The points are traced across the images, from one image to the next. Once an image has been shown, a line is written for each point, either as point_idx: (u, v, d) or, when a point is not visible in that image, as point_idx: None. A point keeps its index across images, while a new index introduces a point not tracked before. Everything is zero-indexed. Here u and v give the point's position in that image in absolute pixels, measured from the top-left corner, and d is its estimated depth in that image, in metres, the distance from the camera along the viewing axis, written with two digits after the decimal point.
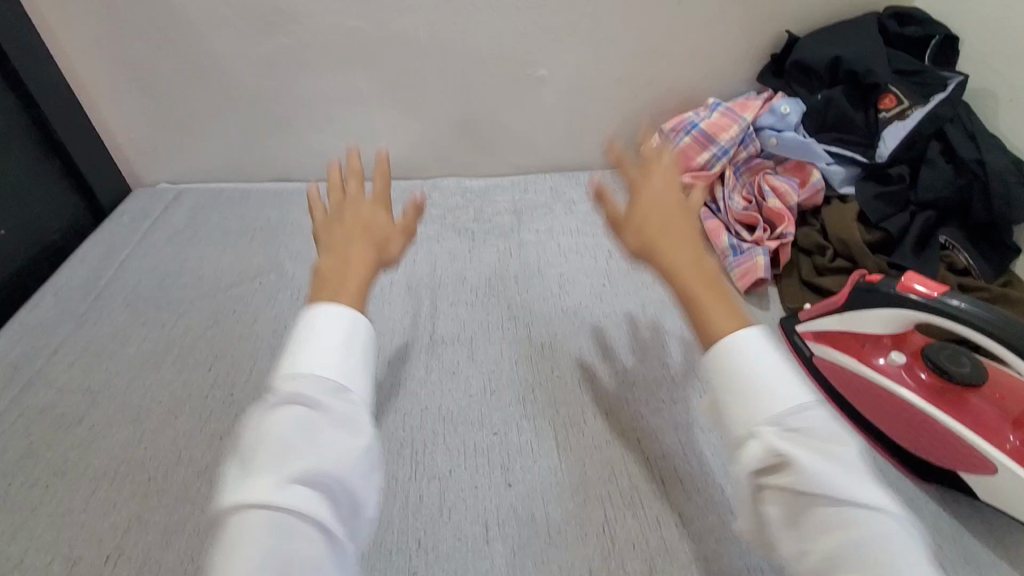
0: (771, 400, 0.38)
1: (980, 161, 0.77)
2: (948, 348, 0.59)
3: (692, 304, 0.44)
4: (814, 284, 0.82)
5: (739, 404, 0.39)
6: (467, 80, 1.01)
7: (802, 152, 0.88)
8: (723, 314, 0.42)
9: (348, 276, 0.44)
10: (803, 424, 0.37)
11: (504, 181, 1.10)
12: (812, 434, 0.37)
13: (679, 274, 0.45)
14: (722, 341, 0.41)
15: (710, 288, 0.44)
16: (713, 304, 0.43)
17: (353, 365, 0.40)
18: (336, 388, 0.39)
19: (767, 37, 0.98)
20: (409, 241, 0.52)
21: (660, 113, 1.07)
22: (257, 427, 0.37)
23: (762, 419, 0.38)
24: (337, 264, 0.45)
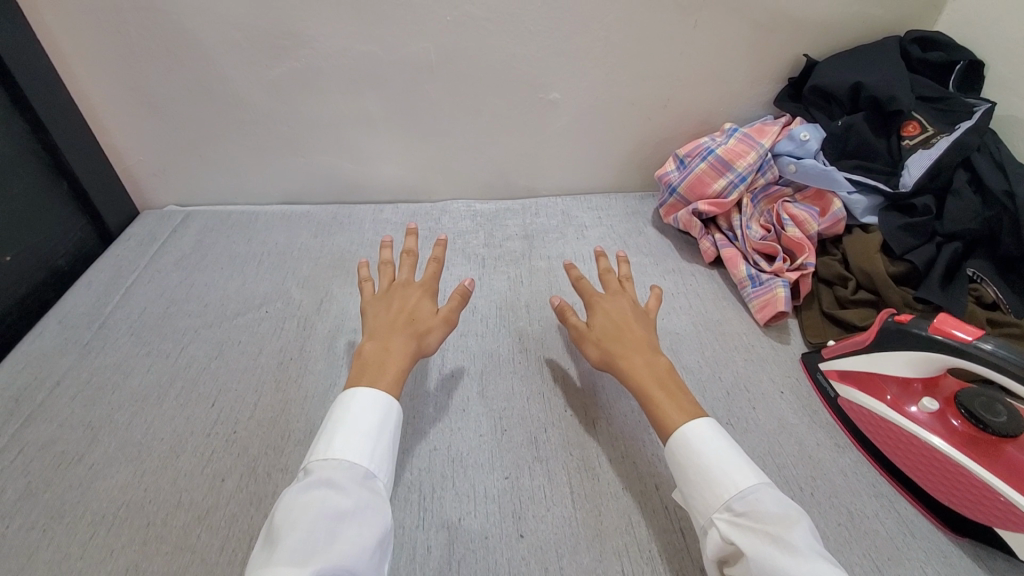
0: (722, 489, 0.50)
1: (1009, 192, 0.74)
2: (982, 395, 0.56)
3: (648, 401, 0.59)
4: (836, 317, 0.80)
5: (701, 495, 0.51)
6: (479, 104, 0.99)
7: (822, 180, 0.85)
8: (674, 409, 0.57)
9: (386, 365, 0.59)
10: (746, 508, 0.48)
11: (514, 205, 1.09)
12: (756, 514, 0.47)
13: (636, 381, 0.60)
14: (675, 433, 0.55)
15: (659, 387, 0.59)
16: (663, 401, 0.58)
17: (380, 448, 0.53)
18: (363, 470, 0.51)
19: (784, 61, 0.96)
20: (449, 327, 0.67)
21: (674, 136, 1.06)
22: (300, 497, 0.47)
23: (719, 507, 0.49)
24: (381, 351, 0.60)
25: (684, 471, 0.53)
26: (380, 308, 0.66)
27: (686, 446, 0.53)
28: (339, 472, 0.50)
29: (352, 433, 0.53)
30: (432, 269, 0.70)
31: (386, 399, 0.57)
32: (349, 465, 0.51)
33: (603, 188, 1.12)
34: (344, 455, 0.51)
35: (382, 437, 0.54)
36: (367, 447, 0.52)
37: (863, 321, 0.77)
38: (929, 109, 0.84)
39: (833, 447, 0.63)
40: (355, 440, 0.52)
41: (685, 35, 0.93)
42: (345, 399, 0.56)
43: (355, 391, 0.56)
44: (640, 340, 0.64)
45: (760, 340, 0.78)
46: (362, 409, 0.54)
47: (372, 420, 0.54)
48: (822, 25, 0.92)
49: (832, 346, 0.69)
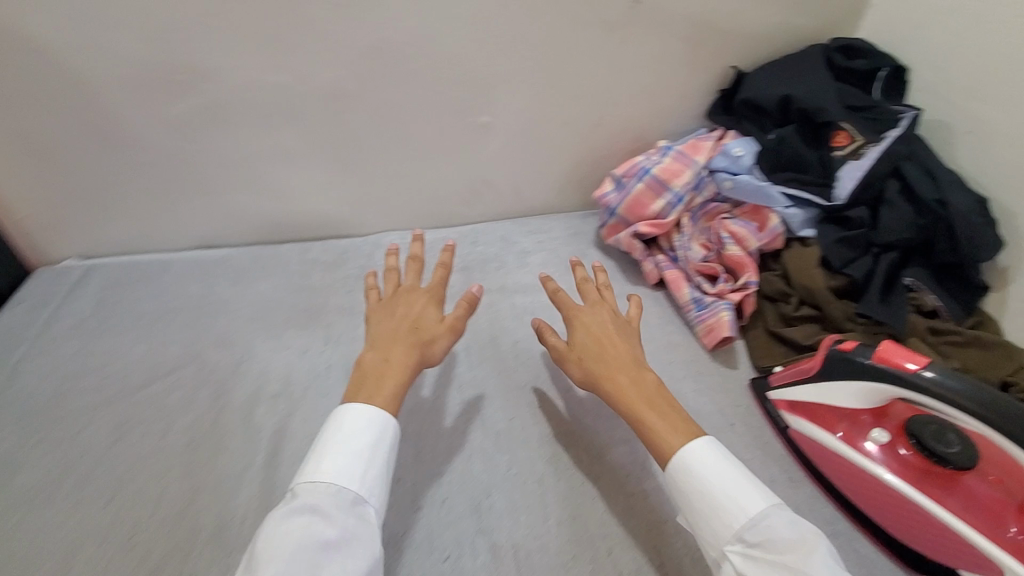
0: (732, 518, 0.50)
1: (941, 201, 0.74)
2: (933, 423, 0.54)
3: (641, 423, 0.58)
4: (781, 335, 0.78)
5: (709, 526, 0.51)
6: (406, 131, 0.93)
7: (758, 196, 0.84)
8: (672, 432, 0.56)
9: (384, 381, 0.58)
10: (758, 538, 0.48)
11: (452, 234, 1.03)
12: (771, 543, 0.48)
13: (625, 403, 0.59)
14: (673, 461, 0.54)
15: (651, 408, 0.58)
16: (658, 424, 0.57)
17: (369, 471, 0.52)
18: (352, 494, 0.51)
19: (714, 73, 0.95)
20: (455, 336, 0.65)
21: (611, 153, 1.03)
22: (282, 526, 0.47)
23: (730, 538, 0.50)
24: (381, 364, 0.59)
25: (688, 495, 0.53)
26: (385, 315, 0.65)
27: (688, 471, 0.53)
28: (326, 497, 0.50)
29: (341, 453, 0.52)
30: (440, 275, 0.69)
31: (384, 416, 0.56)
32: (337, 490, 0.50)
33: (545, 210, 1.08)
34: (332, 479, 0.51)
35: (374, 458, 0.53)
36: (356, 471, 0.52)
37: (809, 339, 0.76)
38: (858, 118, 0.82)
39: (788, 483, 0.61)
40: (342, 463, 0.52)
41: (614, 51, 0.90)
42: (337, 416, 0.55)
43: (349, 409, 0.55)
44: (624, 355, 0.63)
45: (708, 366, 0.76)
46: (355, 426, 0.54)
47: (363, 441, 0.54)
48: (749, 36, 0.91)
49: (779, 373, 0.66)
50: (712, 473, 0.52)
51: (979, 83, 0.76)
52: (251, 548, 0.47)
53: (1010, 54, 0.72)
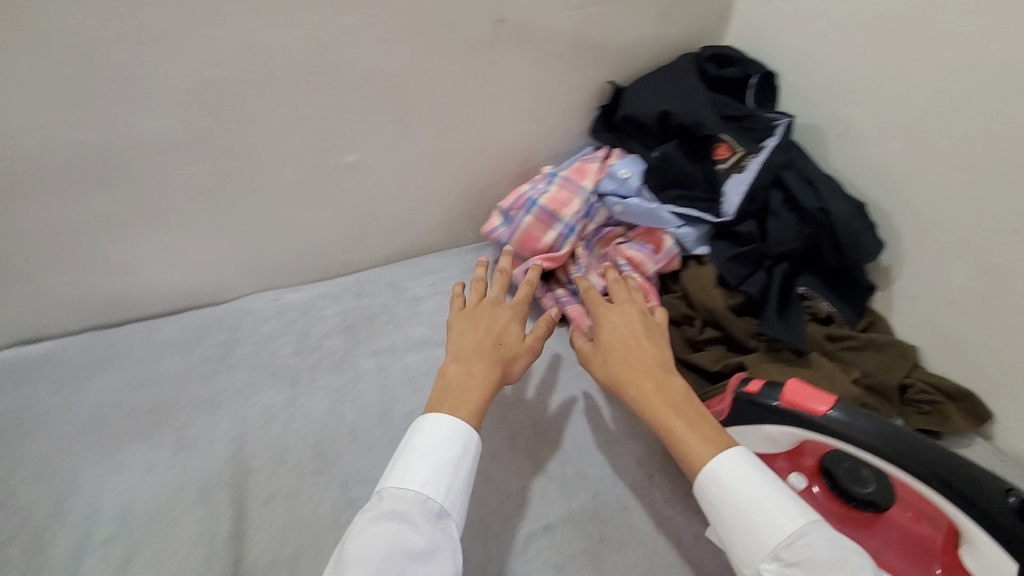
0: (768, 534, 0.48)
1: (823, 209, 0.73)
2: (845, 461, 0.51)
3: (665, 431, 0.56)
4: (689, 362, 0.75)
5: (742, 540, 0.49)
6: (258, 181, 0.81)
7: (649, 219, 0.80)
8: (698, 440, 0.54)
9: (466, 399, 0.59)
10: (797, 557, 0.46)
11: (331, 287, 0.90)
12: (811, 560, 0.46)
13: (649, 410, 0.57)
14: (701, 470, 0.52)
15: (678, 416, 0.56)
16: (684, 431, 0.55)
17: (453, 484, 0.53)
18: (435, 506, 0.52)
19: (592, 88, 0.91)
20: (534, 356, 0.66)
21: (498, 179, 0.95)
22: (370, 528, 0.49)
23: (766, 555, 0.48)
24: (464, 379, 0.60)
25: (721, 511, 0.51)
26: (468, 326, 0.67)
27: (723, 484, 0.51)
28: (411, 505, 0.51)
29: (423, 463, 0.53)
30: (524, 291, 0.71)
31: (465, 430, 0.56)
32: (422, 500, 0.52)
33: (434, 247, 0.99)
34: (419, 489, 0.52)
35: (455, 473, 0.54)
36: (438, 484, 0.52)
37: (715, 364, 0.73)
38: (737, 130, 0.81)
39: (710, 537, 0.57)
40: (427, 473, 0.53)
41: (485, 76, 0.83)
42: (421, 424, 0.57)
43: (433, 420, 0.55)
44: (652, 361, 0.61)
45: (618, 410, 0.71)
46: (436, 441, 0.55)
47: (452, 450, 0.55)
48: (621, 50, 0.87)
49: None
50: (749, 486, 0.50)
51: (842, 88, 0.77)
52: (339, 546, 0.49)
53: (867, 59, 0.73)
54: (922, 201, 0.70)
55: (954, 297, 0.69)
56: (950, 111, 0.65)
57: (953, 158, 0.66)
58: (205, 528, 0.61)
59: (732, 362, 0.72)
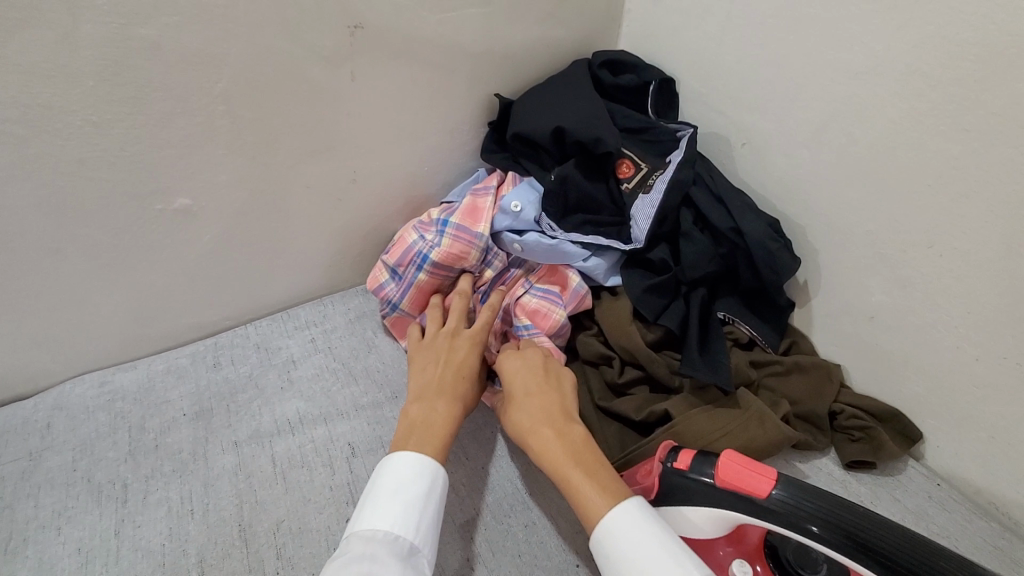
0: None
1: (736, 229, 0.68)
2: (792, 541, 0.45)
3: (565, 485, 0.50)
4: (612, 411, 0.66)
5: None
6: (56, 241, 0.62)
7: (555, 256, 0.71)
8: (599, 496, 0.48)
9: (431, 437, 0.54)
10: None
11: (179, 357, 0.73)
12: None
13: (549, 462, 0.52)
14: (597, 528, 0.46)
15: (580, 468, 0.50)
16: (584, 485, 0.49)
17: (424, 520, 0.49)
18: (406, 546, 0.47)
19: (478, 101, 0.80)
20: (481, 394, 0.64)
21: (381, 210, 0.82)
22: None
23: None
24: (418, 420, 0.56)
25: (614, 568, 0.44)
26: (423, 361, 0.63)
27: (614, 536, 0.45)
28: (380, 545, 0.46)
29: (393, 499, 0.49)
30: (484, 319, 0.66)
31: (431, 465, 0.52)
32: (393, 538, 0.47)
33: (312, 293, 0.84)
34: (388, 527, 0.47)
35: (426, 510, 0.50)
36: (410, 520, 0.48)
37: (639, 413, 0.65)
38: (638, 144, 0.75)
39: None
40: (398, 510, 0.49)
41: (346, 93, 0.69)
42: (389, 460, 0.53)
43: (404, 456, 0.52)
44: (554, 407, 0.56)
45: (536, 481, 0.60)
46: (405, 477, 0.51)
47: (422, 483, 0.51)
48: (507, 56, 0.77)
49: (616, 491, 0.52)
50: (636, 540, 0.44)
51: (746, 92, 0.70)
52: None
53: (767, 62, 0.67)
54: (835, 213, 0.65)
55: (872, 314, 0.65)
56: (857, 116, 0.60)
57: (864, 167, 0.61)
58: None
59: (656, 410, 0.64)
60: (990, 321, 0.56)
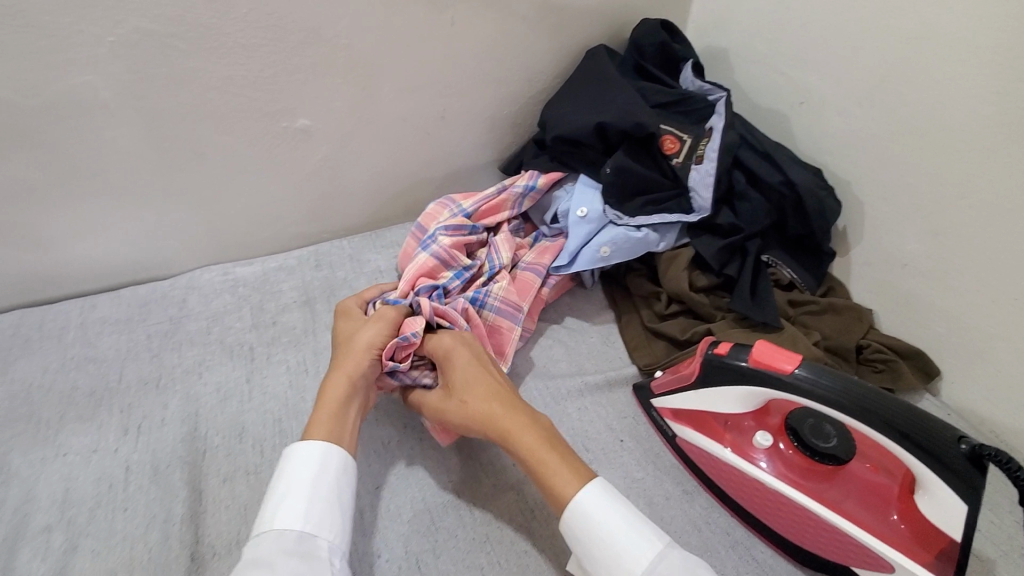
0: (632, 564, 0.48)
1: (787, 182, 0.75)
2: (809, 419, 0.55)
3: (545, 474, 0.54)
4: (658, 331, 0.75)
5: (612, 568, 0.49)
6: (199, 145, 0.74)
7: (637, 246, 0.78)
8: (572, 483, 0.53)
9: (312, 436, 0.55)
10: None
11: (287, 259, 0.86)
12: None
13: (523, 454, 0.55)
14: (580, 516, 0.51)
15: (552, 457, 0.54)
16: (560, 473, 0.53)
17: (315, 505, 0.51)
18: (299, 534, 0.49)
19: (557, 54, 0.88)
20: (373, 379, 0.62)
21: (463, 149, 0.92)
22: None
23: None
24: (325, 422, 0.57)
25: (589, 552, 0.51)
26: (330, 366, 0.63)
27: (587, 525, 0.51)
28: (271, 544, 0.48)
29: (286, 493, 0.51)
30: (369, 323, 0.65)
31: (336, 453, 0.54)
32: (280, 534, 0.49)
33: (396, 217, 0.95)
34: (275, 524, 0.49)
35: (316, 494, 0.51)
36: (300, 507, 0.50)
37: (684, 333, 0.74)
38: (675, 116, 0.81)
39: (683, 496, 0.59)
40: (287, 505, 0.50)
41: (444, 35, 0.79)
42: (286, 458, 0.54)
43: (293, 457, 0.53)
44: (506, 397, 0.59)
45: (592, 374, 0.70)
46: (294, 468, 0.52)
47: (308, 471, 0.52)
48: (586, 15, 0.86)
49: (660, 380, 0.62)
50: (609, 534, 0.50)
51: (805, 54, 0.77)
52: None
53: (828, 25, 0.73)
54: (880, 166, 0.72)
55: (906, 262, 0.72)
56: (907, 78, 0.66)
57: (911, 123, 0.67)
58: (158, 509, 0.57)
59: (700, 330, 0.73)
60: (1008, 265, 0.62)
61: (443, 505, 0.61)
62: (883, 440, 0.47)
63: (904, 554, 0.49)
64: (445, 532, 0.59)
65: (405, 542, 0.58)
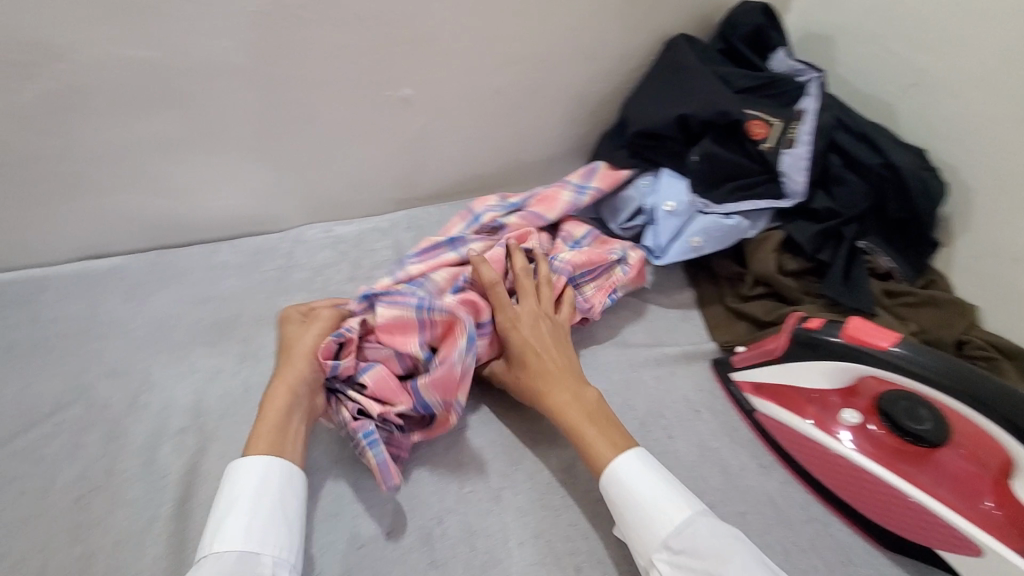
0: (659, 528, 0.51)
1: (887, 164, 0.72)
2: (902, 401, 0.54)
3: (584, 443, 0.58)
4: (741, 311, 0.75)
5: (638, 532, 0.52)
6: (313, 109, 0.80)
7: (731, 233, 0.77)
8: (610, 452, 0.56)
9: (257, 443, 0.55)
10: (683, 544, 0.50)
11: (382, 222, 0.92)
12: (694, 550, 0.49)
13: (568, 422, 0.59)
14: (611, 480, 0.54)
15: (596, 429, 0.58)
16: (600, 443, 0.57)
17: (259, 521, 0.50)
18: (244, 553, 0.48)
19: (651, 32, 0.88)
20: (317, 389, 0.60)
21: (550, 125, 0.94)
22: None
23: (656, 545, 0.51)
24: (273, 434, 0.55)
25: (618, 509, 0.53)
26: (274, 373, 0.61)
27: (621, 485, 0.54)
28: (216, 566, 0.48)
29: (230, 512, 0.50)
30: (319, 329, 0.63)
31: (281, 464, 0.54)
32: (220, 556, 0.48)
33: (481, 187, 0.98)
34: (214, 547, 0.48)
35: (257, 510, 0.51)
36: (242, 525, 0.49)
37: (768, 314, 0.73)
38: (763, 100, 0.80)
39: (759, 469, 0.59)
40: (233, 525, 0.50)
41: (542, 11, 0.81)
42: (229, 478, 0.53)
43: (237, 477, 0.52)
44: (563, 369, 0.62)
45: (671, 346, 0.71)
46: (237, 485, 0.52)
47: (249, 484, 0.52)
48: None
49: (743, 353, 0.64)
50: (641, 492, 0.53)
51: (919, 34, 0.73)
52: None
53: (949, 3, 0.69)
54: (999, 156, 0.68)
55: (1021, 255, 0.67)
56: None
57: None
58: None
59: (786, 311, 0.72)
60: None
61: (522, 452, 0.64)
62: (987, 426, 0.48)
63: (998, 540, 0.49)
64: (523, 476, 0.62)
65: (486, 480, 0.62)
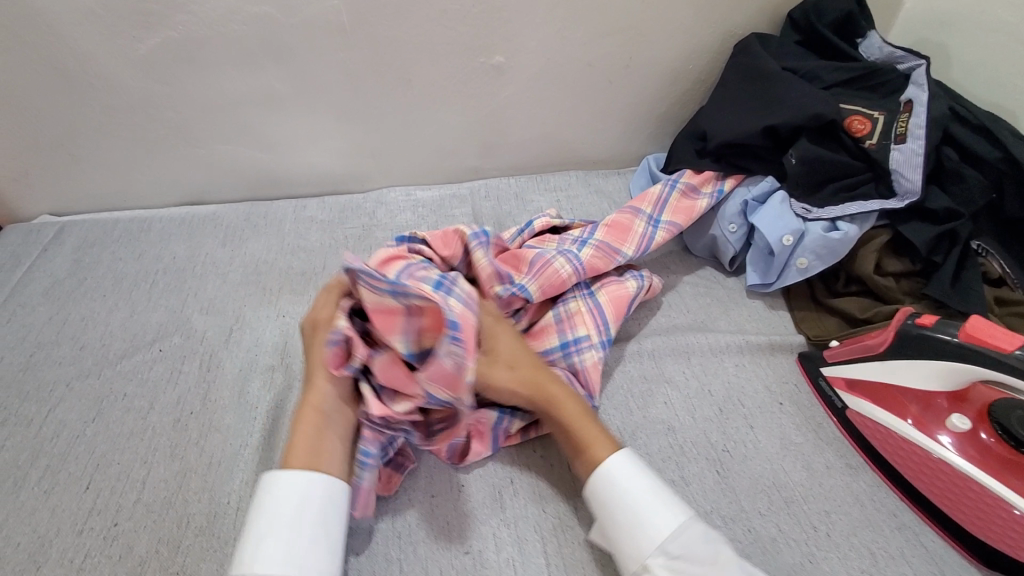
0: (654, 532, 0.47)
1: (1010, 158, 0.66)
2: (1016, 411, 0.49)
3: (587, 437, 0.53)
4: (832, 307, 0.71)
5: (631, 537, 0.47)
6: (406, 73, 0.81)
7: (841, 247, 0.70)
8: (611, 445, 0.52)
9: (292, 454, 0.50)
10: (682, 550, 0.46)
11: (461, 189, 0.93)
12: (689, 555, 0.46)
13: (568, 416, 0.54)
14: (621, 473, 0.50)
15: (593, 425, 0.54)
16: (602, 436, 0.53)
17: (299, 543, 0.46)
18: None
19: (755, 10, 0.84)
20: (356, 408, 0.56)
21: (637, 103, 0.92)
22: None
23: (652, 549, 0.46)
24: (311, 446, 0.51)
25: (610, 508, 0.49)
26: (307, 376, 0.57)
27: (613, 481, 0.49)
28: None
29: (266, 528, 0.46)
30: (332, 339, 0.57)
31: (322, 480, 0.49)
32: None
33: (562, 163, 0.97)
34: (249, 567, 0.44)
35: (296, 530, 0.46)
36: (281, 545, 0.45)
37: (864, 312, 0.69)
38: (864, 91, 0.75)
39: (845, 469, 0.57)
40: (268, 546, 0.45)
41: None
42: (266, 490, 0.48)
43: (274, 491, 0.48)
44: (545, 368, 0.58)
45: (756, 335, 0.68)
46: (276, 498, 0.47)
47: (288, 501, 0.47)
48: None
49: (837, 348, 0.62)
50: (633, 490, 0.48)
51: None
52: None
53: None
54: None
55: None
56: None
57: None
58: None
59: (883, 310, 0.68)
60: None
61: None
62: None
63: None
64: None
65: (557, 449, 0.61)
